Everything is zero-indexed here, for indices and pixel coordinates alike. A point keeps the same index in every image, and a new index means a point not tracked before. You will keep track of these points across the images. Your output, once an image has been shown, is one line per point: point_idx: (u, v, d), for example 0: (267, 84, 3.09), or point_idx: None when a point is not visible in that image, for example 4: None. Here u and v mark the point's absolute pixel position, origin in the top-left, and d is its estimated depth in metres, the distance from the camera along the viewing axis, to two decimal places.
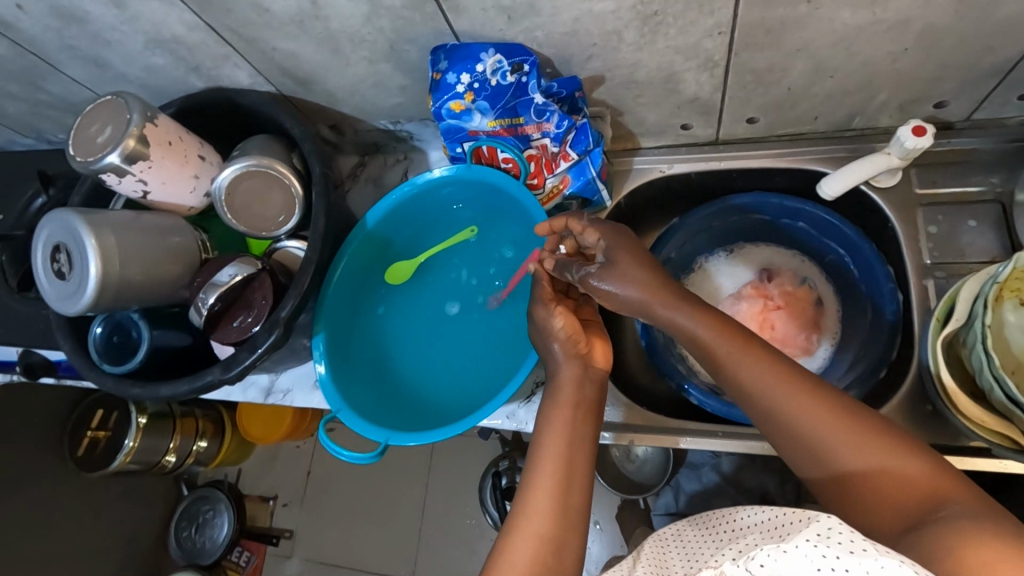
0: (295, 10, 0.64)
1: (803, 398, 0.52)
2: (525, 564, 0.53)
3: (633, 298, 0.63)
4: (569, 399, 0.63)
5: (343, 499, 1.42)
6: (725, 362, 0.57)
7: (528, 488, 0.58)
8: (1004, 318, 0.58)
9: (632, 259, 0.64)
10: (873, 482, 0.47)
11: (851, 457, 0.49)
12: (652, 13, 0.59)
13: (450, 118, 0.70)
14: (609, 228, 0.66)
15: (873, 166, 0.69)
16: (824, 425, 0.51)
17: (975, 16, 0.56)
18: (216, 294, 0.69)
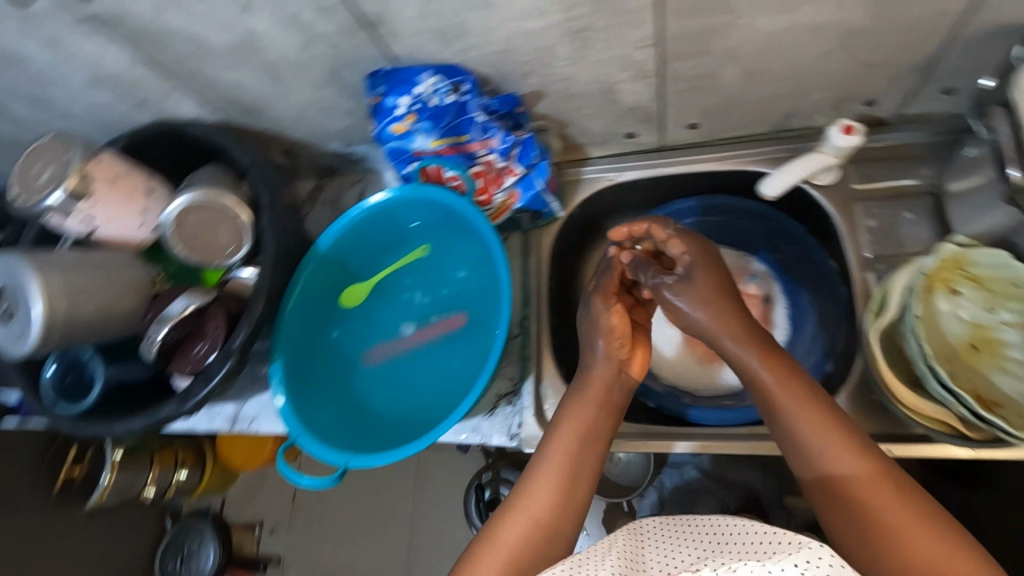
0: (231, 41, 0.64)
1: (827, 421, 0.54)
2: (510, 549, 0.56)
3: (703, 320, 0.65)
4: (592, 403, 0.65)
5: (330, 520, 1.42)
6: (763, 378, 0.59)
7: (531, 485, 0.60)
8: (937, 307, 0.60)
9: (712, 282, 0.65)
10: (868, 506, 0.49)
11: (858, 477, 0.51)
12: (581, 29, 0.60)
13: (393, 140, 0.70)
14: (699, 244, 0.67)
15: (808, 164, 0.71)
16: (841, 450, 0.53)
17: (891, 17, 0.57)
18: (168, 327, 0.69)
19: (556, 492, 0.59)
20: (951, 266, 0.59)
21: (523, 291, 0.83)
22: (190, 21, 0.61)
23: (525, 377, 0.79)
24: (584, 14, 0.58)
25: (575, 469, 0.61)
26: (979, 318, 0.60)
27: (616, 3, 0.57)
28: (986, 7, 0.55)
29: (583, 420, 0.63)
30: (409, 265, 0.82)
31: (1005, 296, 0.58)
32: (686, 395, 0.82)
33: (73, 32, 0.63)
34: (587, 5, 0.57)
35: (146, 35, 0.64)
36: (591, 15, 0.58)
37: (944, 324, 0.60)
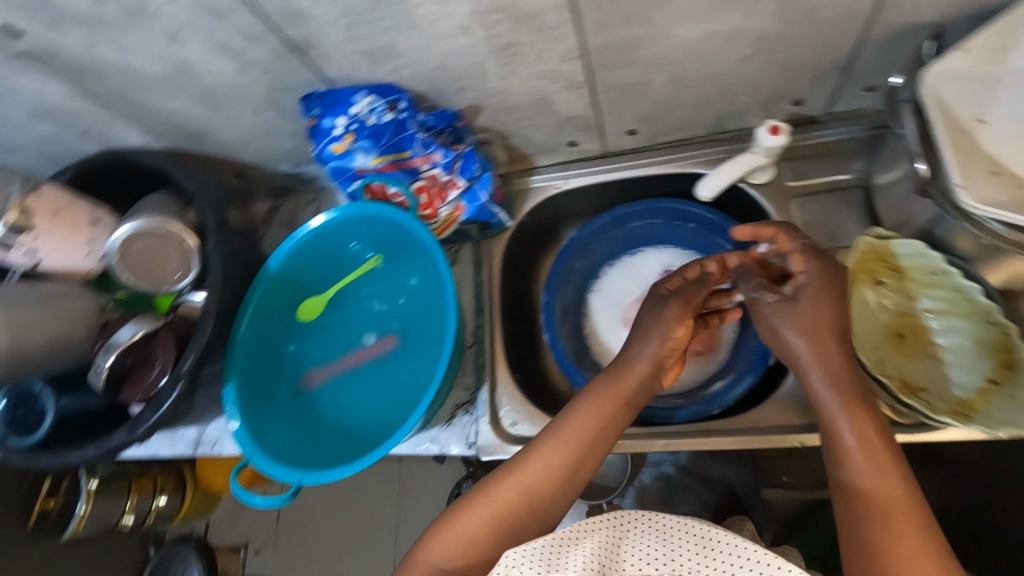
0: (165, 70, 0.65)
1: (882, 445, 0.54)
2: (497, 505, 0.60)
3: (803, 347, 0.60)
4: (615, 396, 0.64)
5: (316, 538, 1.41)
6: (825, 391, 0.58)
7: (529, 460, 0.62)
8: (864, 297, 0.67)
9: (808, 304, 0.61)
10: (873, 524, 0.51)
11: (881, 499, 0.52)
12: (505, 45, 0.62)
13: (334, 160, 0.71)
14: (829, 265, 0.61)
15: (742, 164, 0.73)
16: (879, 474, 0.53)
17: (801, 21, 0.59)
18: (116, 354, 0.69)
19: (551, 479, 0.61)
20: (872, 259, 0.67)
21: (475, 300, 0.84)
22: (122, 52, 0.62)
23: (480, 386, 0.80)
24: (506, 31, 0.60)
25: (577, 460, 0.61)
26: (904, 306, 0.66)
27: (535, 18, 0.58)
28: (889, 8, 0.58)
29: (597, 414, 0.63)
30: (363, 278, 0.83)
31: (925, 286, 0.64)
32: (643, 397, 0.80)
33: (8, 68, 0.64)
34: (507, 22, 0.59)
35: (81, 68, 0.65)
36: (512, 31, 0.60)
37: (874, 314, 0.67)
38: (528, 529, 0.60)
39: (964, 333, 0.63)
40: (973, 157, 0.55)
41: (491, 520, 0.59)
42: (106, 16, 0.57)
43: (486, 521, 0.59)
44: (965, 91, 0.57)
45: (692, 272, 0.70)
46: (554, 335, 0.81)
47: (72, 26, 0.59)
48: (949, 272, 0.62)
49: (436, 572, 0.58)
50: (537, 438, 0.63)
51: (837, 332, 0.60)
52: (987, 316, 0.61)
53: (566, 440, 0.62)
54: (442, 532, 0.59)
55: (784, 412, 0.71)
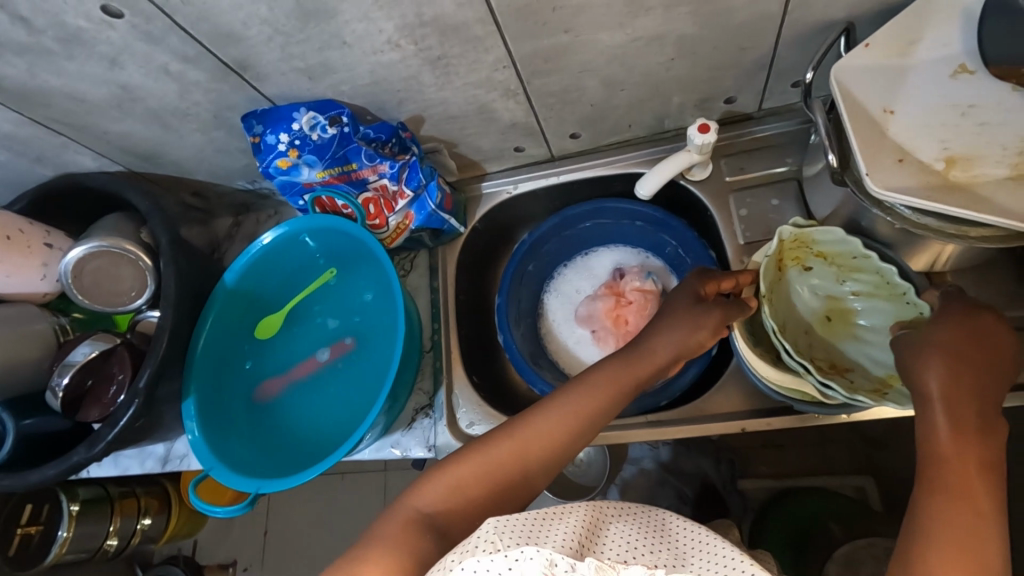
0: (110, 94, 0.67)
1: (982, 484, 0.46)
2: (491, 460, 0.58)
3: (944, 387, 0.50)
4: (628, 376, 0.63)
5: (304, 552, 1.41)
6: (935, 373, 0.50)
7: (533, 415, 0.61)
8: (792, 282, 0.69)
9: (956, 344, 0.51)
10: (934, 558, 0.44)
11: (951, 531, 0.45)
12: (436, 57, 0.64)
13: (280, 174, 0.74)
14: (988, 316, 0.52)
15: (676, 163, 0.75)
16: (969, 472, 0.47)
17: (715, 23, 0.62)
18: (70, 374, 0.72)
19: (553, 444, 0.60)
20: (796, 246, 0.68)
21: (431, 306, 0.87)
22: (65, 79, 0.64)
23: (437, 389, 0.82)
24: (434, 44, 0.62)
25: (582, 428, 0.61)
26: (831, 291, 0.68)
27: (461, 31, 0.61)
28: (797, 8, 0.60)
29: (612, 391, 0.62)
30: (319, 294, 0.84)
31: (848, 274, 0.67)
32: None
33: None
34: (433, 35, 0.61)
35: (28, 96, 0.67)
36: (440, 43, 0.62)
37: (805, 304, 0.69)
38: (515, 491, 0.59)
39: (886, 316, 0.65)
40: (882, 146, 0.58)
41: (482, 472, 0.58)
42: (45, 45, 0.59)
43: (478, 473, 0.58)
44: (873, 84, 0.60)
45: (728, 283, 0.67)
46: (508, 335, 0.83)
47: (13, 56, 0.61)
48: (869, 256, 0.65)
49: (417, 514, 0.56)
50: (540, 402, 0.62)
51: (980, 380, 0.49)
52: (904, 298, 0.63)
53: (568, 415, 0.61)
54: (432, 477, 0.58)
55: (732, 401, 0.73)
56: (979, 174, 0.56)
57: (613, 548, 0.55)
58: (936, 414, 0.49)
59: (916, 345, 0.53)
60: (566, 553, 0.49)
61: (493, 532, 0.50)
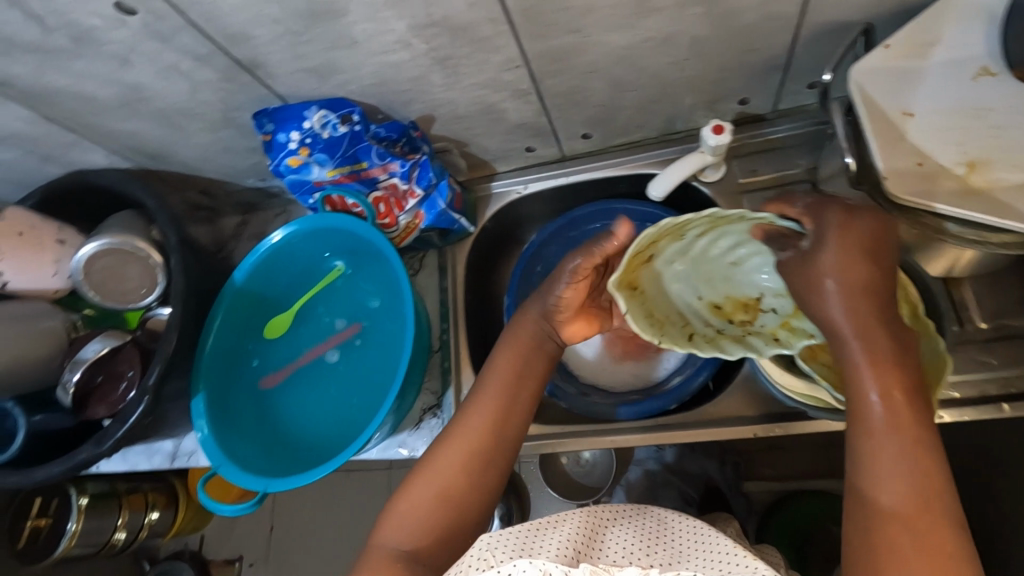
0: (119, 93, 0.67)
1: (908, 412, 0.50)
2: (447, 472, 0.61)
3: (852, 350, 0.53)
4: (523, 355, 0.68)
5: (310, 547, 1.41)
6: (831, 310, 0.54)
7: (462, 419, 0.64)
8: (654, 272, 0.67)
9: (851, 272, 0.53)
10: (893, 549, 0.46)
11: (900, 471, 0.48)
12: (445, 57, 0.64)
13: (291, 173, 0.74)
14: (867, 216, 0.53)
15: (690, 164, 0.75)
16: (898, 406, 0.50)
17: (729, 24, 0.61)
18: (81, 370, 0.71)
19: (488, 432, 0.63)
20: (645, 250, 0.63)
21: (440, 306, 0.86)
22: (75, 78, 0.64)
23: (445, 389, 0.82)
24: (444, 44, 0.62)
25: (508, 407, 0.65)
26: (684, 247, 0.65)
27: (470, 30, 0.60)
28: (813, 9, 0.59)
29: (522, 366, 0.67)
30: (326, 293, 0.84)
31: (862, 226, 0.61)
32: (598, 394, 0.82)
33: None
34: (443, 35, 0.61)
35: (38, 95, 0.67)
36: (449, 43, 0.62)
37: (674, 274, 0.68)
38: (475, 493, 0.61)
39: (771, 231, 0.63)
40: (898, 149, 0.58)
41: (443, 488, 0.60)
42: (55, 44, 0.59)
43: (437, 491, 0.60)
44: (890, 86, 0.59)
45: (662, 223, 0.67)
46: None
47: (22, 54, 0.61)
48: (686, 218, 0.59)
49: (393, 554, 0.56)
50: (461, 407, 0.66)
51: (875, 292, 0.53)
52: (742, 219, 0.59)
53: (485, 405, 0.64)
54: (393, 515, 0.59)
55: (742, 405, 0.72)
56: (996, 178, 0.55)
57: (610, 553, 0.56)
58: (851, 350, 0.53)
59: (812, 272, 0.54)
60: (559, 562, 0.50)
61: (485, 549, 0.52)
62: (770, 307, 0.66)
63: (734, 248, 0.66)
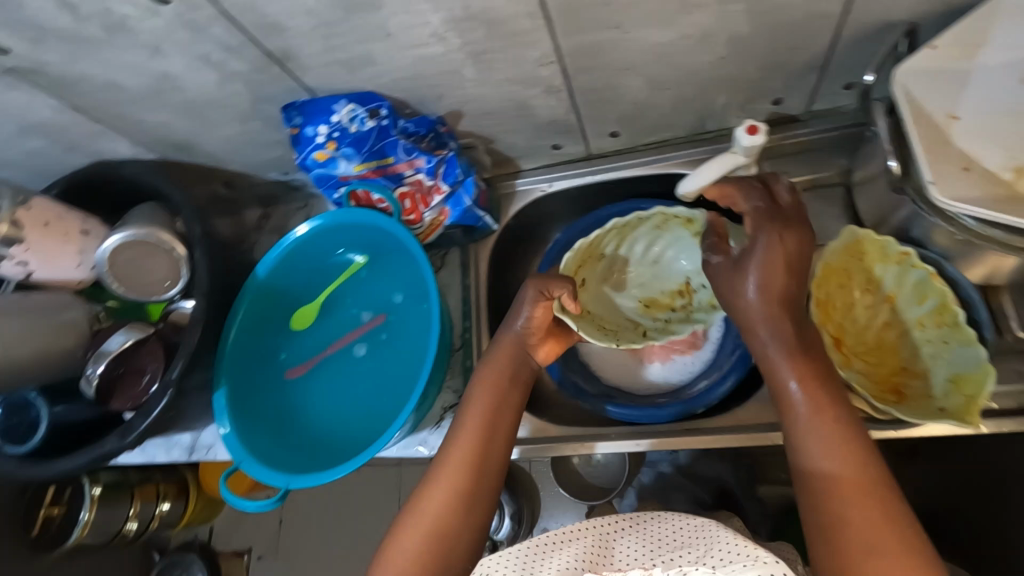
0: (149, 83, 0.67)
1: (823, 394, 0.54)
2: (435, 516, 0.60)
3: (769, 343, 0.57)
4: (500, 384, 0.68)
5: (319, 541, 1.40)
6: (748, 306, 0.59)
7: (447, 455, 0.63)
8: (595, 295, 0.83)
9: (776, 283, 0.57)
10: (844, 504, 0.48)
11: (828, 449, 0.51)
12: (480, 51, 0.63)
13: (317, 167, 0.73)
14: (780, 227, 0.58)
15: (723, 165, 0.72)
16: (812, 390, 0.54)
17: (771, 21, 0.60)
18: (106, 363, 0.71)
19: (472, 461, 0.63)
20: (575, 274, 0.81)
21: (463, 303, 0.86)
22: (106, 67, 0.64)
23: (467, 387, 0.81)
24: (480, 39, 0.61)
25: (488, 436, 0.64)
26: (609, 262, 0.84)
27: (508, 25, 0.59)
28: (859, 7, 0.58)
29: (498, 387, 0.67)
30: (349, 287, 0.84)
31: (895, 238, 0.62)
32: (622, 397, 0.82)
33: None
34: (479, 30, 0.60)
35: (68, 83, 0.66)
36: (485, 38, 0.61)
37: (612, 290, 0.84)
38: (465, 531, 0.60)
39: (675, 225, 0.79)
40: (946, 154, 0.56)
41: (432, 530, 0.59)
42: (89, 32, 0.59)
43: (427, 534, 0.59)
44: (935, 88, 0.58)
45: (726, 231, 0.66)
46: None
47: (55, 42, 0.60)
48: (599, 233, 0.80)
49: None
50: (442, 448, 0.65)
51: (790, 297, 0.57)
52: (643, 221, 0.81)
53: (465, 439, 0.64)
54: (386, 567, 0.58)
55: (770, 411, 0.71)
56: None
57: (621, 562, 0.59)
58: (767, 343, 0.57)
59: (738, 280, 0.60)
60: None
61: None
62: (698, 284, 0.81)
63: (649, 249, 0.83)
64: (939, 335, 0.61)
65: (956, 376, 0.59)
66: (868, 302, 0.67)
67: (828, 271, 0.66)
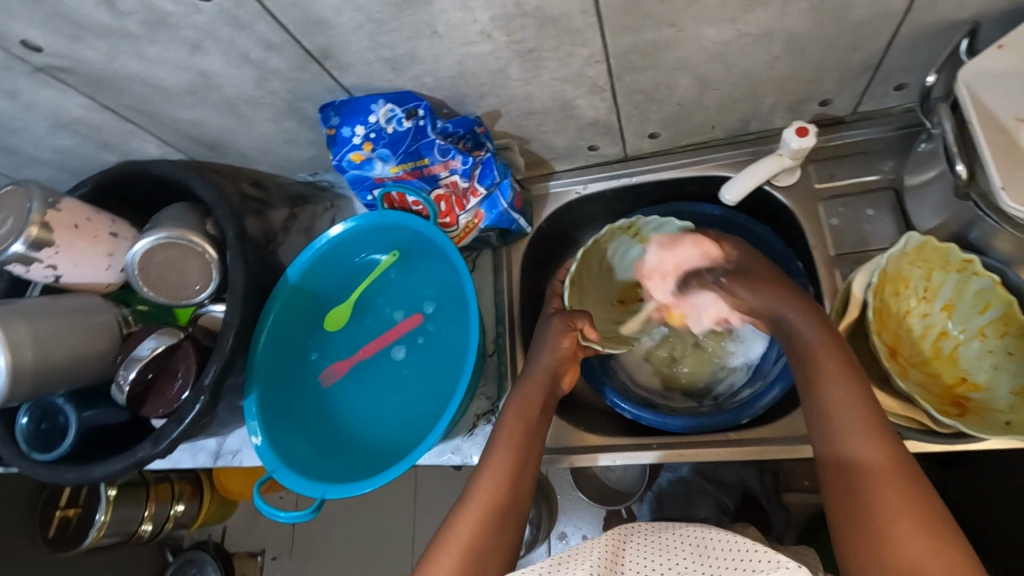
0: (186, 82, 0.65)
1: (873, 432, 0.52)
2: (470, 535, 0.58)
3: (790, 326, 0.61)
4: (532, 409, 0.67)
5: (333, 545, 1.35)
6: (776, 305, 0.62)
7: (481, 483, 0.61)
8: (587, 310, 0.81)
9: (770, 291, 0.62)
10: (881, 515, 0.49)
11: (887, 489, 0.50)
12: (528, 50, 0.61)
13: (353, 169, 0.72)
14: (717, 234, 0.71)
15: (766, 168, 0.72)
16: (858, 428, 0.53)
17: (830, 21, 0.58)
18: (138, 368, 0.70)
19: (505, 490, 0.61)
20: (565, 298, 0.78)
21: (495, 308, 0.84)
22: (143, 64, 0.62)
23: (502, 395, 0.78)
24: (529, 36, 0.59)
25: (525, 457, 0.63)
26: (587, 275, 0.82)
27: (560, 22, 0.57)
28: (924, 6, 0.56)
29: (530, 409, 0.67)
30: (378, 291, 0.82)
31: (955, 245, 0.61)
32: (661, 405, 0.81)
33: (29, 82, 0.64)
34: (530, 27, 0.58)
35: (103, 81, 0.65)
36: (536, 35, 0.59)
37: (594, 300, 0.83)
38: (497, 552, 0.58)
39: (620, 235, 0.82)
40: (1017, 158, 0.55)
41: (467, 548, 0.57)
42: (128, 29, 0.57)
43: (462, 551, 0.57)
44: (1006, 90, 0.56)
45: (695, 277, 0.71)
46: None
47: (93, 39, 0.59)
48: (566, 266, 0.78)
49: None
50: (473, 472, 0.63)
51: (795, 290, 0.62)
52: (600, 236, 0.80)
53: (497, 463, 0.63)
54: None
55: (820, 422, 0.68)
56: None
57: (632, 571, 0.57)
58: (809, 351, 0.58)
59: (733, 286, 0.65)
60: None
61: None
62: None
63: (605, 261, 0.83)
64: (1001, 345, 0.62)
65: (1019, 387, 0.60)
66: (923, 311, 0.66)
67: (886, 280, 0.63)
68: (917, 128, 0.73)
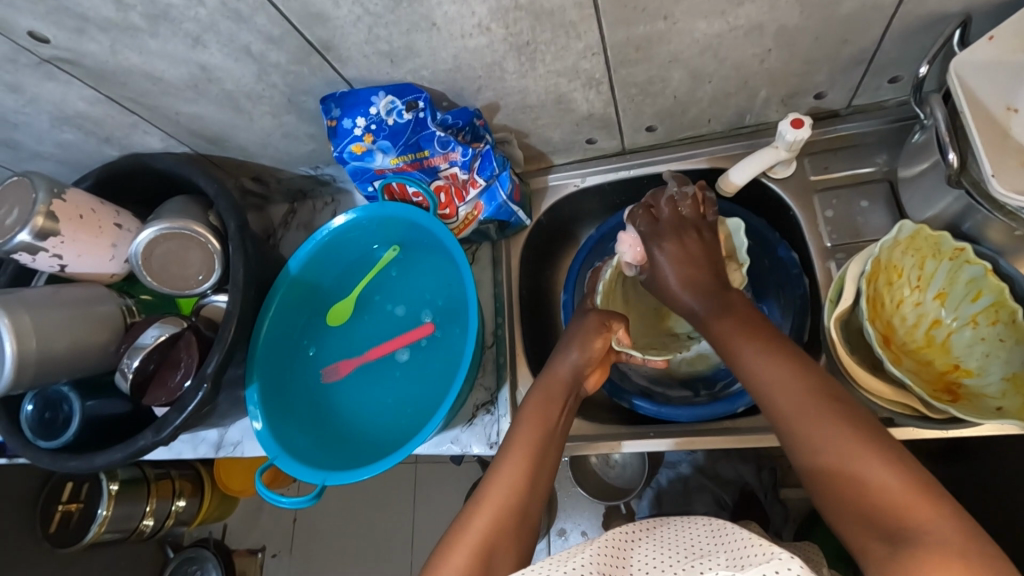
0: (188, 75, 0.66)
1: (804, 394, 0.52)
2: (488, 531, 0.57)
3: (701, 311, 0.64)
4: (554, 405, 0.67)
5: (334, 541, 1.35)
6: (680, 293, 0.66)
7: (496, 477, 0.61)
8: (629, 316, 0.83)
9: (680, 277, 0.66)
10: (841, 470, 0.48)
11: (840, 443, 0.49)
12: (524, 43, 0.62)
13: (354, 160, 0.73)
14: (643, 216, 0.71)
15: (763, 159, 0.73)
16: (793, 393, 0.53)
17: (822, 14, 0.59)
18: (140, 357, 0.71)
19: (519, 491, 0.60)
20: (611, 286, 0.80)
21: (495, 300, 0.85)
22: (145, 57, 0.63)
23: (501, 386, 0.79)
24: (526, 29, 0.60)
25: (542, 450, 0.63)
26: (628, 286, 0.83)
27: (556, 15, 0.58)
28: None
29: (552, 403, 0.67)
30: (378, 283, 0.84)
31: (949, 234, 0.63)
32: (661, 396, 0.82)
33: (33, 76, 0.65)
34: (525, 20, 0.59)
35: (105, 74, 0.66)
36: (531, 29, 0.60)
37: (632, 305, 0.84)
38: (513, 545, 0.57)
39: None
40: (1005, 149, 0.55)
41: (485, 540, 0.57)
42: (132, 22, 0.58)
43: (481, 538, 0.57)
44: (994, 81, 0.57)
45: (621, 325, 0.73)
46: (569, 297, 0.85)
47: (96, 33, 0.60)
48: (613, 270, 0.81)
49: None
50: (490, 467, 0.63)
51: (698, 281, 0.65)
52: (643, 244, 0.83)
53: (514, 454, 0.63)
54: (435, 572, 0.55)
55: None
56: None
57: (639, 570, 0.56)
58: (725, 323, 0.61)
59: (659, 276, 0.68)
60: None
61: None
62: None
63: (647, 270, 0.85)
64: (993, 332, 0.62)
65: (1012, 373, 0.60)
66: (916, 299, 0.67)
67: (879, 269, 0.64)
68: (910, 121, 0.74)
